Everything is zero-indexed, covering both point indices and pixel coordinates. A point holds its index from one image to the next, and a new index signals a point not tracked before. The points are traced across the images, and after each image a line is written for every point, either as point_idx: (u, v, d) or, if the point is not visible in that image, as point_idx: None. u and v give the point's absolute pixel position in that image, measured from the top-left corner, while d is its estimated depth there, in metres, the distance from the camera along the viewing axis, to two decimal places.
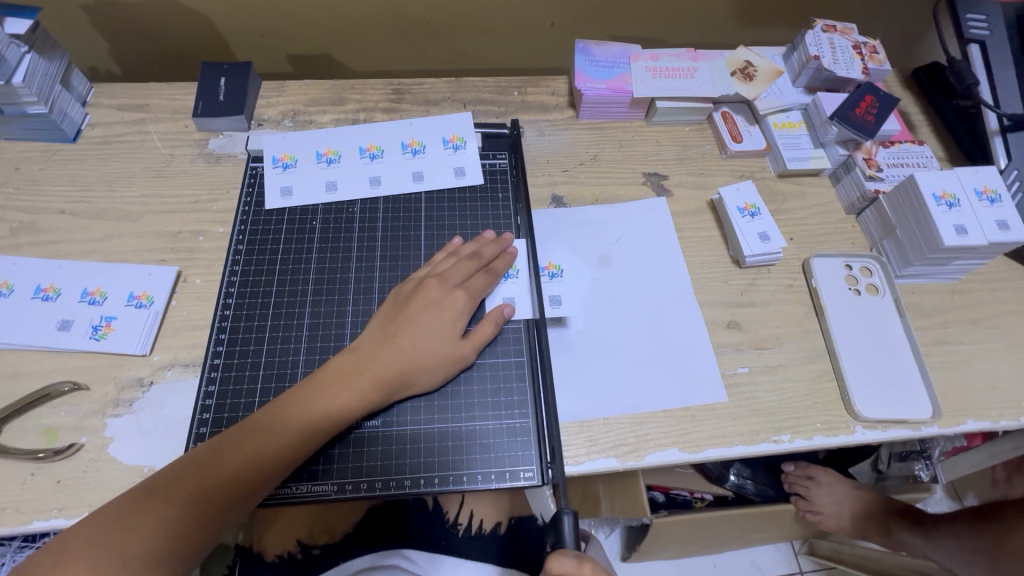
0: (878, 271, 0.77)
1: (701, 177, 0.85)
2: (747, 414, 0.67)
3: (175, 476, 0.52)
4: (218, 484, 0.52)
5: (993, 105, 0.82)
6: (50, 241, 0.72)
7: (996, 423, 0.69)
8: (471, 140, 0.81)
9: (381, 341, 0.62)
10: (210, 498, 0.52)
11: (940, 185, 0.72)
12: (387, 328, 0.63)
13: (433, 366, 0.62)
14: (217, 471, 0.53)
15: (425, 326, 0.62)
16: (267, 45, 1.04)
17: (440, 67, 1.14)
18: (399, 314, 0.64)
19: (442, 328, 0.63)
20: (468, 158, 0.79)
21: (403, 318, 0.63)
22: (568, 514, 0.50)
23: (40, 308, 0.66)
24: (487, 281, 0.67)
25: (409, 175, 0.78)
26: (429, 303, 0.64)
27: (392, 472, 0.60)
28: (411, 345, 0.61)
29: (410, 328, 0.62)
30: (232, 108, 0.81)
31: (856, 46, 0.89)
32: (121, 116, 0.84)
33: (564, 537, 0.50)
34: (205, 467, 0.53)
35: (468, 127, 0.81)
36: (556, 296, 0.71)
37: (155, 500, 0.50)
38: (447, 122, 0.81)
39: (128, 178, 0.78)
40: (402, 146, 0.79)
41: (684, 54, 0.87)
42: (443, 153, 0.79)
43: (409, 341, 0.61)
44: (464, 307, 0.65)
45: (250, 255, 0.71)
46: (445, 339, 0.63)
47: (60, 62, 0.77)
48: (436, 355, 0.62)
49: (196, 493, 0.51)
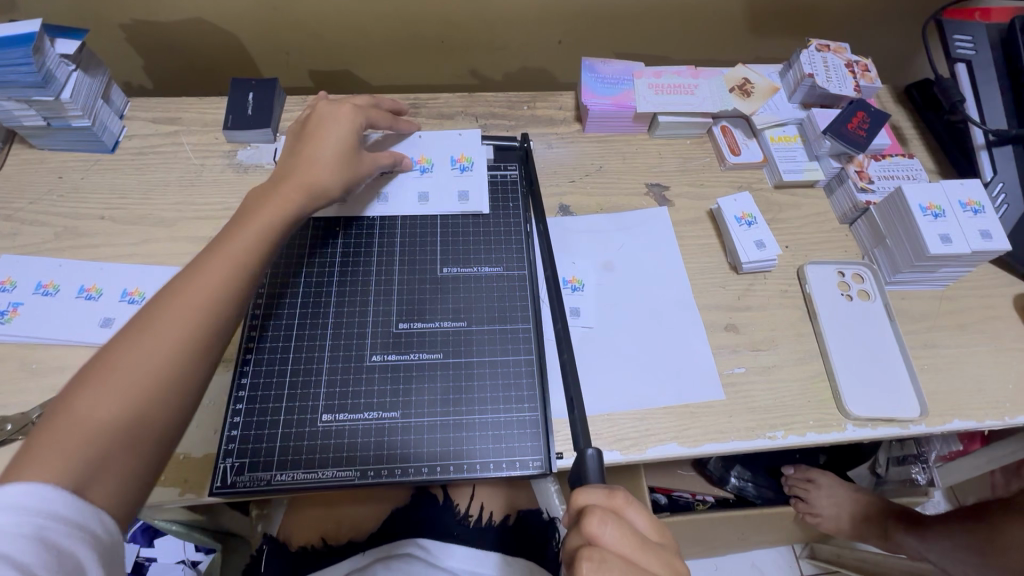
0: (869, 278, 0.81)
1: (701, 188, 0.89)
2: (743, 412, 0.71)
3: (156, 304, 0.51)
4: (205, 271, 0.55)
5: (979, 122, 0.87)
6: (91, 244, 0.77)
7: (981, 423, 0.72)
8: (478, 160, 0.85)
9: (290, 166, 0.69)
10: (199, 297, 0.52)
11: (927, 197, 0.76)
12: (293, 159, 0.70)
13: (344, 142, 0.72)
14: (195, 275, 0.54)
15: (331, 146, 0.71)
16: (290, 61, 1.10)
17: (453, 82, 1.20)
18: (297, 149, 0.71)
19: (343, 128, 0.73)
20: (473, 180, 0.84)
21: (305, 138, 0.72)
22: (591, 449, 0.55)
23: (84, 306, 0.71)
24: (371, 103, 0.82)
25: (415, 195, 0.82)
26: (321, 127, 0.72)
27: (412, 460, 0.64)
28: (318, 162, 0.69)
29: (315, 141, 0.71)
30: (259, 122, 0.87)
31: (849, 65, 0.93)
32: (156, 128, 0.89)
33: (589, 472, 0.54)
34: (185, 278, 0.54)
35: (474, 146, 0.86)
36: (574, 307, 0.76)
37: (140, 333, 0.49)
38: (456, 143, 0.86)
39: (162, 186, 0.83)
40: (412, 165, 0.84)
41: (685, 72, 0.92)
42: (451, 174, 0.83)
43: (316, 159, 0.69)
44: (354, 113, 0.75)
45: (279, 255, 0.76)
46: (347, 136, 0.72)
47: (102, 78, 0.83)
48: (343, 146, 0.71)
49: (180, 300, 0.52)
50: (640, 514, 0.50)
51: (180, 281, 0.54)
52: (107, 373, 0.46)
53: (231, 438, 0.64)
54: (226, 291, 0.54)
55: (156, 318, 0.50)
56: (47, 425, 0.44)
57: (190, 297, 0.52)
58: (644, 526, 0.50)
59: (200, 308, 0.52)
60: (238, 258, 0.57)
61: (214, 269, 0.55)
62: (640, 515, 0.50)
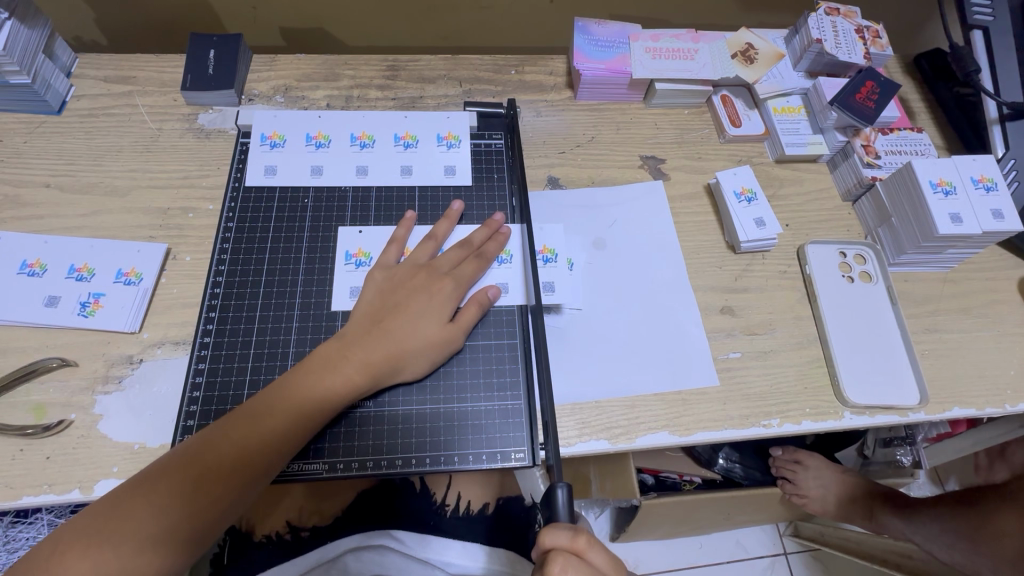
0: (871, 259, 0.77)
1: (698, 161, 0.84)
2: (738, 399, 0.67)
3: (185, 458, 0.52)
4: (242, 444, 0.53)
5: (994, 94, 0.82)
6: (35, 215, 0.71)
7: (981, 410, 0.70)
8: (466, 139, 0.79)
9: (370, 328, 0.61)
10: (220, 470, 0.52)
11: (937, 173, 0.72)
12: (377, 317, 0.62)
13: (424, 351, 0.61)
14: (232, 443, 0.53)
15: (416, 314, 0.62)
16: (258, 17, 1.02)
17: (435, 44, 1.12)
18: (387, 303, 0.63)
19: (430, 314, 0.63)
20: (460, 157, 0.77)
21: (392, 303, 0.63)
22: (561, 487, 0.49)
23: (25, 283, 0.65)
24: (477, 266, 0.67)
25: (398, 169, 0.76)
26: (417, 289, 0.64)
27: (384, 452, 0.60)
28: (402, 331, 0.61)
29: (401, 313, 0.62)
30: (221, 83, 0.79)
31: (859, 30, 0.87)
32: (107, 88, 0.81)
33: (558, 508, 0.49)
34: (219, 443, 0.53)
35: (464, 125, 0.79)
36: (549, 282, 0.70)
37: (159, 491, 0.50)
38: (444, 120, 0.79)
39: (115, 151, 0.76)
40: (395, 138, 0.77)
41: (685, 36, 0.85)
42: (436, 150, 0.77)
43: (399, 327, 0.61)
44: (451, 295, 0.64)
45: (242, 232, 0.70)
46: (436, 323, 0.63)
47: (43, 30, 0.75)
48: (424, 343, 0.62)
49: (207, 474, 0.52)
50: (603, 554, 0.46)
51: (217, 444, 0.53)
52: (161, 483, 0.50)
53: (187, 428, 0.60)
54: (255, 472, 0.53)
55: (175, 482, 0.51)
56: (104, 511, 0.49)
57: (217, 473, 0.52)
58: (607, 565, 0.46)
59: (228, 472, 0.52)
60: (280, 434, 0.55)
61: (247, 446, 0.54)
62: (603, 556, 0.46)
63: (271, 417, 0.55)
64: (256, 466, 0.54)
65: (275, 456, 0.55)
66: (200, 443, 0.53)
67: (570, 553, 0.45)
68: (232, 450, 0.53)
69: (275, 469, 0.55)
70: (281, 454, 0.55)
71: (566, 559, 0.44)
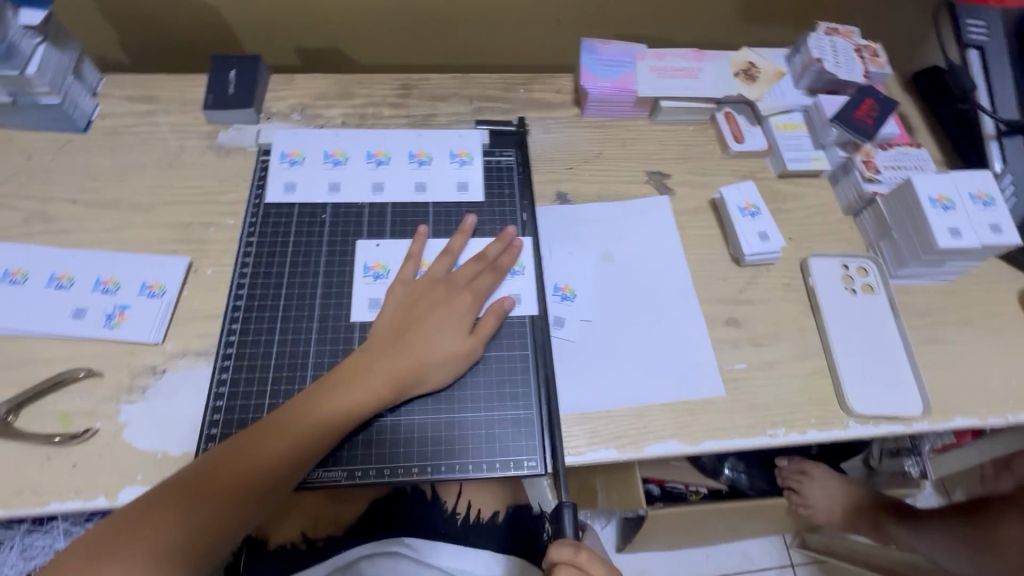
0: (873, 271, 0.79)
1: (702, 176, 0.86)
2: (744, 409, 0.69)
3: (212, 466, 0.54)
4: (267, 453, 0.56)
5: (990, 111, 0.84)
6: (62, 230, 0.73)
7: (984, 420, 0.71)
8: (478, 155, 0.81)
9: (391, 341, 0.63)
10: (246, 478, 0.54)
11: (936, 189, 0.74)
12: (397, 330, 0.64)
13: (443, 364, 0.63)
14: (258, 452, 0.56)
15: (435, 328, 0.64)
16: (274, 36, 1.05)
17: (445, 62, 1.15)
18: (407, 317, 0.65)
19: (448, 327, 0.65)
20: (472, 173, 0.80)
21: (411, 316, 0.65)
22: (565, 508, 0.56)
23: (53, 296, 0.67)
24: (493, 280, 0.69)
25: (413, 185, 0.78)
26: (435, 303, 0.66)
27: (401, 460, 0.62)
28: (421, 345, 0.63)
29: (420, 327, 0.64)
30: (241, 102, 0.82)
31: (858, 49, 0.90)
32: (131, 107, 0.84)
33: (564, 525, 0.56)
34: (246, 451, 0.55)
35: (475, 143, 0.82)
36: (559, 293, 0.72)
37: (188, 497, 0.52)
38: (457, 137, 0.82)
39: (139, 168, 0.79)
40: (409, 156, 0.80)
41: (688, 55, 0.88)
42: (449, 167, 0.80)
43: (419, 341, 0.63)
44: (469, 309, 0.66)
45: (263, 246, 0.73)
46: (454, 337, 0.65)
47: (72, 52, 0.78)
48: (443, 356, 0.63)
49: (234, 482, 0.54)
50: (604, 567, 0.51)
51: (244, 453, 0.55)
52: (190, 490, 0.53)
53: (210, 436, 0.62)
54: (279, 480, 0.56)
55: (203, 489, 0.53)
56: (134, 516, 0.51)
57: (243, 481, 0.54)
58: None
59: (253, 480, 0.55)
60: (303, 444, 0.57)
61: (271, 455, 0.56)
62: (604, 569, 0.51)
63: (296, 428, 0.57)
64: (280, 474, 0.56)
65: (298, 465, 0.57)
66: (227, 451, 0.55)
67: (571, 566, 0.50)
68: (257, 459, 0.55)
69: (297, 478, 0.57)
70: (304, 463, 0.57)
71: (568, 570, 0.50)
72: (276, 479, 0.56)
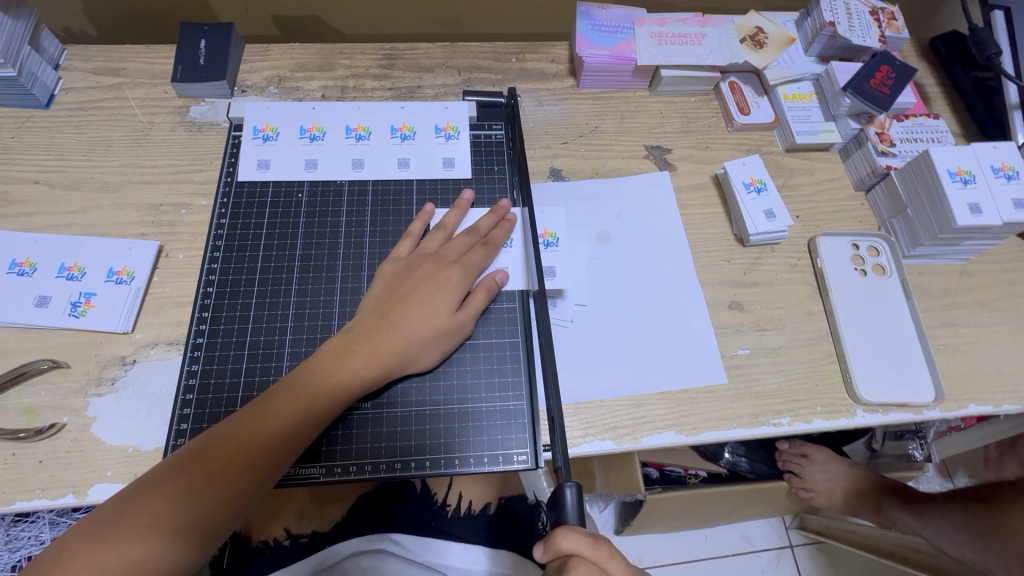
0: (885, 251, 0.75)
1: (706, 150, 0.81)
2: (746, 398, 0.65)
3: (190, 458, 0.50)
4: (249, 441, 0.52)
5: (1015, 77, 0.78)
6: (24, 212, 0.69)
7: (999, 407, 0.68)
8: (465, 130, 0.76)
9: (376, 321, 0.59)
10: (228, 467, 0.51)
11: (955, 162, 0.69)
12: (382, 309, 0.60)
13: (433, 341, 0.60)
14: (238, 439, 0.52)
15: (422, 305, 0.60)
16: (251, 5, 0.99)
17: (433, 31, 1.09)
18: (393, 295, 0.61)
19: (438, 304, 0.60)
20: (459, 149, 0.75)
21: (397, 295, 0.61)
22: (569, 487, 0.47)
23: (15, 283, 0.63)
24: (484, 254, 0.65)
25: (395, 161, 0.73)
26: (425, 277, 0.62)
27: (383, 455, 0.59)
28: (410, 321, 0.59)
29: (408, 305, 0.60)
30: (212, 74, 0.77)
31: (874, 12, 0.84)
32: (96, 80, 0.79)
33: (568, 510, 0.47)
34: (225, 440, 0.52)
35: (463, 117, 0.77)
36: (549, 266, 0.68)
37: (166, 493, 0.48)
38: (442, 110, 0.77)
39: (105, 146, 0.74)
40: (392, 131, 0.75)
41: (692, 19, 0.82)
42: (434, 142, 0.75)
43: (406, 318, 0.59)
44: (459, 282, 0.62)
45: (234, 230, 0.68)
46: (443, 313, 0.60)
47: (27, 21, 0.72)
48: (432, 333, 0.60)
49: (216, 473, 0.50)
50: (622, 565, 0.45)
51: (223, 442, 0.51)
52: (166, 482, 0.49)
53: (181, 431, 0.58)
54: (265, 469, 0.52)
55: (184, 483, 0.49)
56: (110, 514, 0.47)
57: (227, 472, 0.50)
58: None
59: (237, 470, 0.51)
60: (286, 431, 0.53)
61: (257, 441, 0.52)
62: (621, 565, 0.45)
63: (279, 416, 0.54)
64: (263, 464, 0.52)
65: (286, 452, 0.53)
66: (207, 441, 0.52)
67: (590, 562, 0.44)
68: (237, 449, 0.51)
69: (284, 467, 0.54)
70: (291, 452, 0.54)
71: (587, 567, 0.43)
72: (261, 468, 0.52)
